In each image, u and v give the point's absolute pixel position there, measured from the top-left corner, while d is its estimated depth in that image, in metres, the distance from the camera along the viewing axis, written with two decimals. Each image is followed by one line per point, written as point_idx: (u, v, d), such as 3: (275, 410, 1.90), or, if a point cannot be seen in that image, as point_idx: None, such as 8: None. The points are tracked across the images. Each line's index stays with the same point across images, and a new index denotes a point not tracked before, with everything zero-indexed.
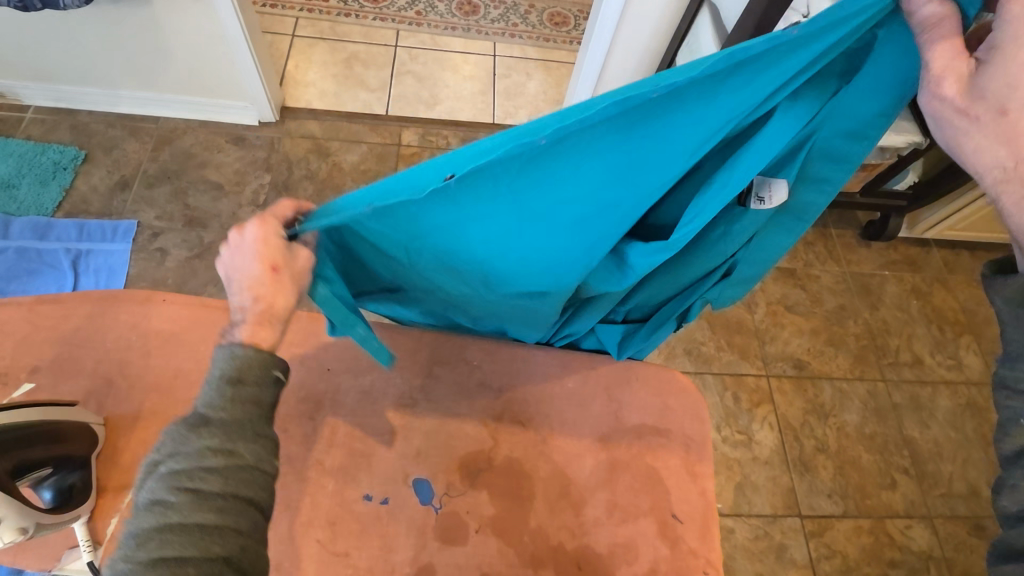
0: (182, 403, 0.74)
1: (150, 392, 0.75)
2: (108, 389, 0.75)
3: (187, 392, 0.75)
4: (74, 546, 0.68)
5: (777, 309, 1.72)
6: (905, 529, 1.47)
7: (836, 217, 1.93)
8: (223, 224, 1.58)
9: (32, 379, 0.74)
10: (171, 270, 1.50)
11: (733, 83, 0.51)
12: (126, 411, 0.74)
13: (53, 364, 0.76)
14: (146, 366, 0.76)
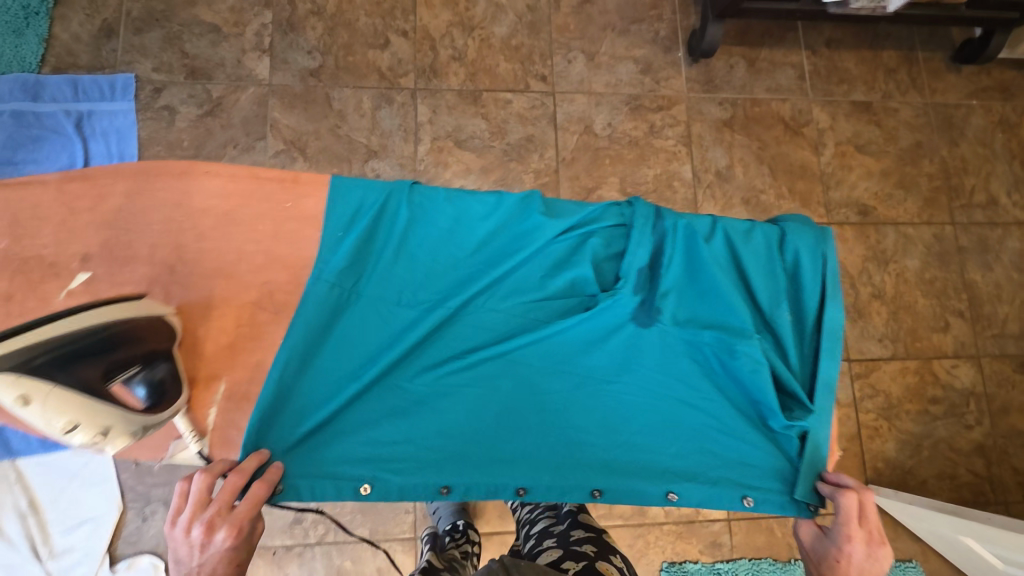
0: (253, 287, 0.79)
1: (216, 281, 0.78)
2: (171, 277, 0.77)
3: (247, 273, 0.79)
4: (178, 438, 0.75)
5: (847, 150, 1.57)
6: (951, 368, 1.49)
7: (927, 36, 1.66)
8: (230, 74, 1.40)
9: (84, 269, 0.75)
10: (183, 131, 1.36)
11: (716, 446, 0.83)
12: (196, 298, 0.77)
13: (102, 251, 0.76)
14: (202, 250, 0.78)
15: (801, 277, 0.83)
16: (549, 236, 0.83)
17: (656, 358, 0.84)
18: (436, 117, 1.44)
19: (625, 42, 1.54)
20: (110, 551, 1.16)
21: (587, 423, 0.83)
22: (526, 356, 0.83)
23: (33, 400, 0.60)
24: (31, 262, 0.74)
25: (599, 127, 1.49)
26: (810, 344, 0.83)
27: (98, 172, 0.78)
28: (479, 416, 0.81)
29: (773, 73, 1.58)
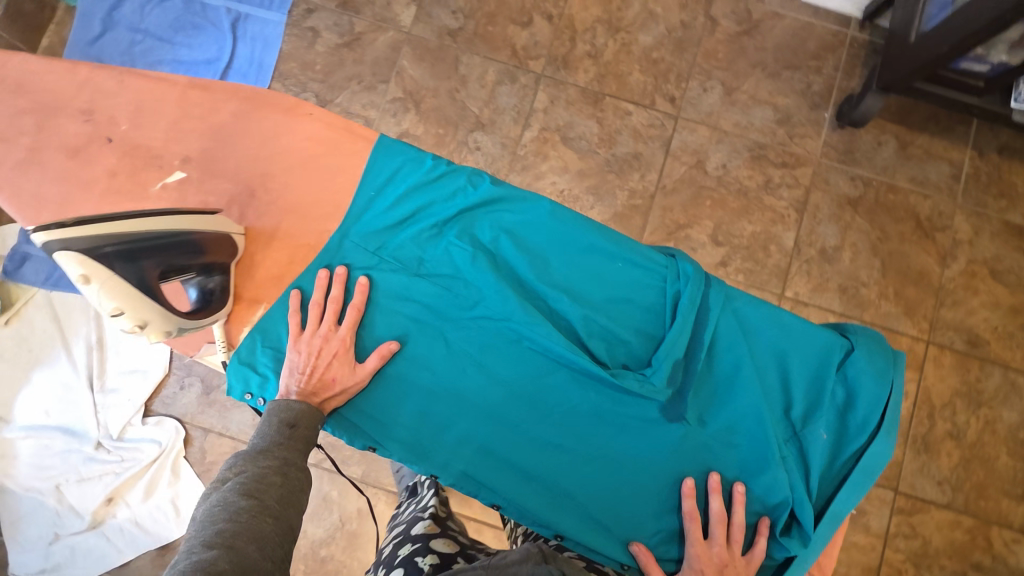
0: (318, 232, 0.84)
1: (286, 216, 0.85)
2: (249, 200, 0.84)
3: (320, 220, 0.84)
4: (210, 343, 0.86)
5: (978, 271, 1.40)
6: (1010, 542, 1.32)
7: None
8: (376, 13, 1.45)
9: (182, 169, 0.83)
10: (320, 55, 1.43)
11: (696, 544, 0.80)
12: (265, 225, 0.84)
13: (199, 158, 0.84)
14: (286, 184, 0.85)
15: (856, 403, 0.77)
16: (606, 272, 0.83)
17: (676, 433, 0.80)
18: (552, 108, 1.43)
19: (771, 86, 1.45)
20: (146, 405, 1.30)
21: (577, 470, 0.81)
22: (538, 381, 0.82)
23: (90, 279, 0.69)
24: (140, 150, 0.83)
25: (711, 165, 1.41)
26: (838, 472, 0.78)
27: (216, 85, 0.86)
28: (481, 424, 0.82)
29: (925, 164, 1.43)
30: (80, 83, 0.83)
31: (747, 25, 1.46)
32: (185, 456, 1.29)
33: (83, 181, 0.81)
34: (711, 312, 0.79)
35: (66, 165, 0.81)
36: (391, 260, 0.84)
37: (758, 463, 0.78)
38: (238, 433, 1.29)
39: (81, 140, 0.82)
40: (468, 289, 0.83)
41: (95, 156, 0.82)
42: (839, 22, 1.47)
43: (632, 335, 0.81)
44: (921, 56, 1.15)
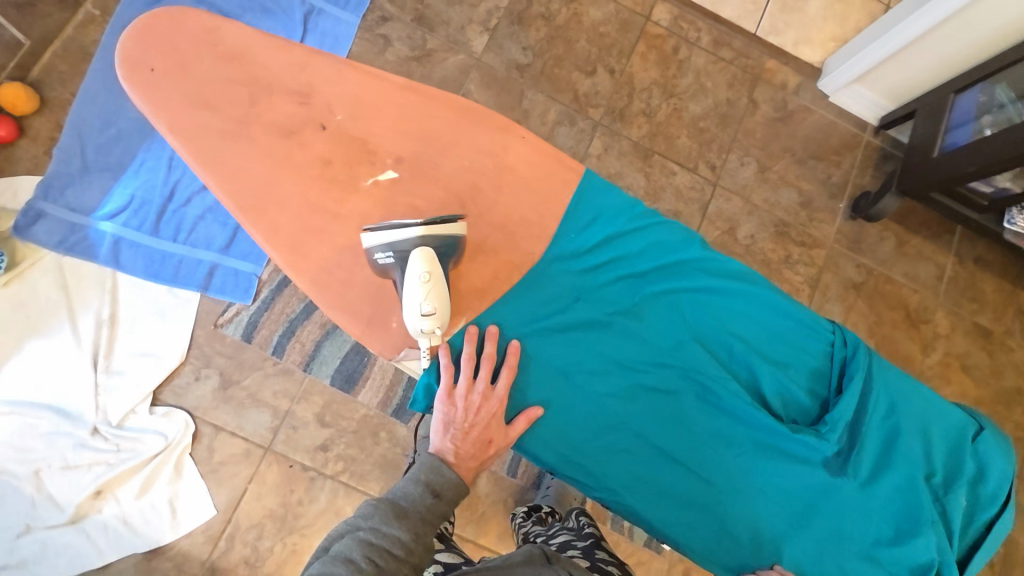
0: (523, 253, 0.88)
1: (494, 232, 0.87)
2: (460, 210, 0.86)
3: (526, 242, 0.88)
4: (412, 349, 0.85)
5: (952, 363, 1.58)
6: None
7: None
8: (450, 35, 1.48)
9: (394, 169, 0.85)
10: (389, 63, 1.44)
11: None
12: (472, 237, 0.87)
13: (412, 161, 0.86)
14: (409, 199, 0.84)
15: (987, 475, 0.87)
16: (778, 332, 0.92)
17: (835, 494, 0.86)
18: (605, 156, 1.50)
19: (799, 171, 1.59)
20: (154, 393, 1.20)
21: (738, 511, 0.87)
22: (711, 424, 0.89)
23: (425, 273, 0.77)
24: (356, 142, 0.85)
25: (741, 233, 1.53)
26: (969, 538, 0.87)
27: (433, 94, 0.89)
28: (658, 455, 0.88)
29: (916, 263, 1.61)
30: (300, 65, 0.86)
31: (783, 113, 1.61)
32: (190, 453, 1.19)
33: (295, 163, 0.83)
34: (874, 380, 0.88)
35: (279, 143, 0.83)
36: (587, 296, 0.90)
37: (909, 525, 0.84)
38: (252, 435, 1.22)
39: (295, 123, 0.84)
40: (655, 331, 0.90)
41: (306, 141, 0.84)
42: (858, 125, 1.63)
43: (802, 392, 0.90)
44: (949, 170, 1.31)
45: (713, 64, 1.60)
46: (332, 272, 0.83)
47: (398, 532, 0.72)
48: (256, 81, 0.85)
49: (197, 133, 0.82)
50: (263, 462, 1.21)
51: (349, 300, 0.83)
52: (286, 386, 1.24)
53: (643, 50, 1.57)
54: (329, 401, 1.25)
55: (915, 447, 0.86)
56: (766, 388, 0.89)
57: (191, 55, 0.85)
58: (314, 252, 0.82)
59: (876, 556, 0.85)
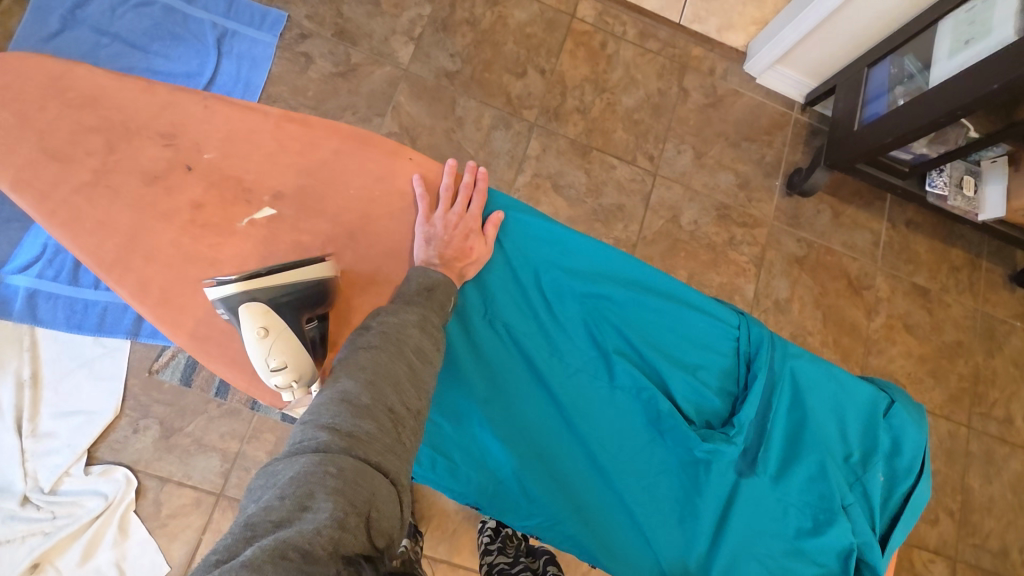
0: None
1: (387, 259, 0.82)
2: (348, 242, 0.81)
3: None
4: None
5: (895, 324, 1.63)
6: (927, 562, 1.50)
7: (995, 249, 1.73)
8: (374, 47, 1.44)
9: (272, 206, 0.80)
10: (313, 81, 1.39)
11: None
12: (363, 269, 0.81)
13: (295, 195, 0.81)
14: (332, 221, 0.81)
15: (901, 450, 0.87)
16: (680, 334, 0.92)
17: (747, 492, 0.86)
18: (544, 156, 1.49)
19: (733, 154, 1.62)
20: (89, 451, 1.12)
21: (655, 521, 0.88)
22: (619, 435, 0.89)
23: (262, 325, 0.67)
24: (229, 181, 0.79)
25: (685, 220, 1.55)
26: (890, 511, 0.87)
27: (316, 122, 0.85)
28: (570, 473, 0.90)
29: (853, 232, 1.66)
30: (162, 105, 0.80)
31: (713, 98, 1.64)
32: (136, 509, 1.12)
33: (162, 210, 0.77)
34: (778, 371, 0.88)
35: (141, 192, 0.77)
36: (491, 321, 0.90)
37: (825, 515, 0.85)
38: (201, 482, 1.15)
39: (160, 166, 0.78)
40: (559, 348, 0.90)
41: (179, 185, 0.78)
42: (786, 104, 1.68)
43: (712, 393, 0.90)
44: (869, 143, 1.36)
45: (641, 56, 1.62)
46: (213, 322, 0.76)
47: (354, 399, 0.58)
48: (113, 126, 0.78)
49: (48, 191, 0.75)
50: (216, 509, 1.15)
51: (234, 350, 0.76)
52: (233, 427, 1.18)
53: (571, 47, 1.57)
54: (282, 436, 1.19)
55: (825, 433, 0.87)
56: (675, 393, 0.89)
57: (76, 89, 0.78)
58: (192, 304, 0.76)
59: (800, 550, 0.85)
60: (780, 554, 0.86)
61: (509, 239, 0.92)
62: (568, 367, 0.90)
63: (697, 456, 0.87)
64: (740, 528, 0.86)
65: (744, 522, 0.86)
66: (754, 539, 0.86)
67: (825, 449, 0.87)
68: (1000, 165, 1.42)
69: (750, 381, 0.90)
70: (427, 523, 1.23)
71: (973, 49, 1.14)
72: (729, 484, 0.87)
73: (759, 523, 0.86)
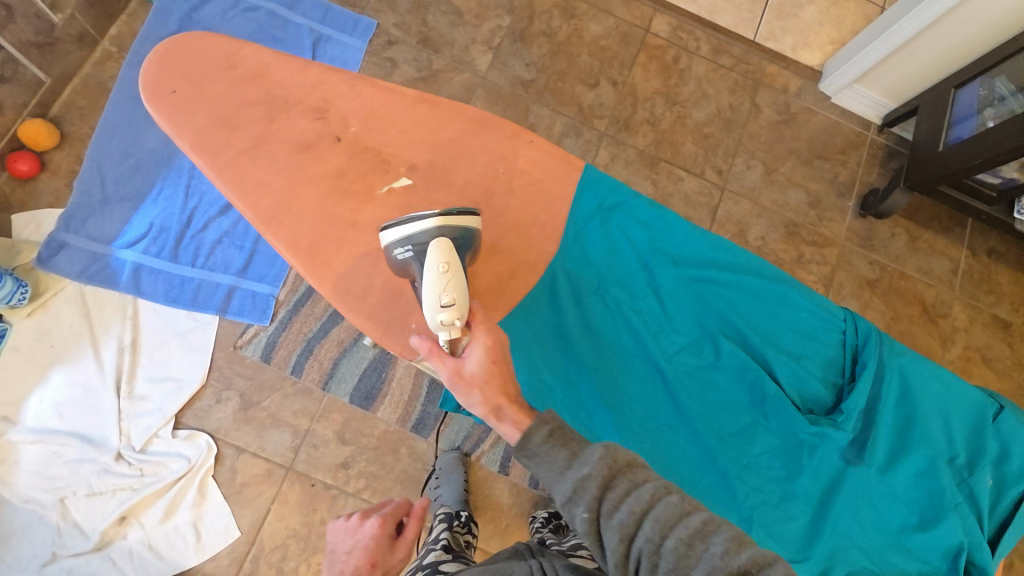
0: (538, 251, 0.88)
1: (507, 231, 0.86)
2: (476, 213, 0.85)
3: (539, 241, 0.89)
4: None
5: (973, 357, 1.56)
6: None
7: None
8: (455, 55, 1.51)
9: (409, 176, 0.85)
10: (397, 85, 1.47)
11: None
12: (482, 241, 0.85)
13: (427, 167, 0.86)
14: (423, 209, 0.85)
15: (1013, 456, 0.86)
16: (787, 322, 0.93)
17: (850, 479, 0.87)
18: (612, 165, 1.51)
19: (805, 171, 1.60)
20: (175, 416, 1.21)
21: (755, 502, 0.89)
22: (720, 414, 0.92)
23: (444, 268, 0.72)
24: (370, 152, 0.86)
25: (752, 235, 1.53)
26: (999, 518, 0.85)
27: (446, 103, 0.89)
28: (671, 447, 0.92)
29: (930, 257, 1.60)
30: (315, 82, 0.87)
31: (786, 115, 1.63)
32: (214, 475, 1.19)
33: (310, 174, 0.84)
34: (888, 365, 0.88)
35: (268, 166, 0.84)
36: (601, 295, 0.94)
37: (933, 512, 0.84)
38: (274, 455, 1.22)
39: (312, 136, 0.85)
40: (664, 326, 0.94)
41: (309, 160, 0.84)
42: (861, 124, 1.65)
43: (816, 381, 0.92)
44: (950, 166, 1.33)
45: (713, 71, 1.62)
46: (352, 278, 0.82)
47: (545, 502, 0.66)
48: (274, 100, 0.86)
49: (186, 161, 0.85)
50: (285, 482, 1.21)
51: (370, 306, 0.81)
52: (305, 406, 1.24)
53: (644, 61, 1.60)
54: (349, 418, 1.25)
55: (934, 430, 0.86)
56: (780, 378, 0.90)
57: (205, 78, 0.87)
58: (336, 262, 0.82)
59: (903, 543, 0.85)
60: (882, 546, 0.86)
61: (620, 219, 0.94)
62: (673, 345, 0.94)
63: (801, 441, 0.89)
64: (842, 516, 0.86)
65: (845, 511, 0.86)
66: (856, 529, 0.86)
67: (936, 446, 0.86)
68: None
69: (855, 373, 0.91)
70: (482, 515, 1.24)
71: None
72: (831, 472, 0.88)
73: (861, 514, 0.86)
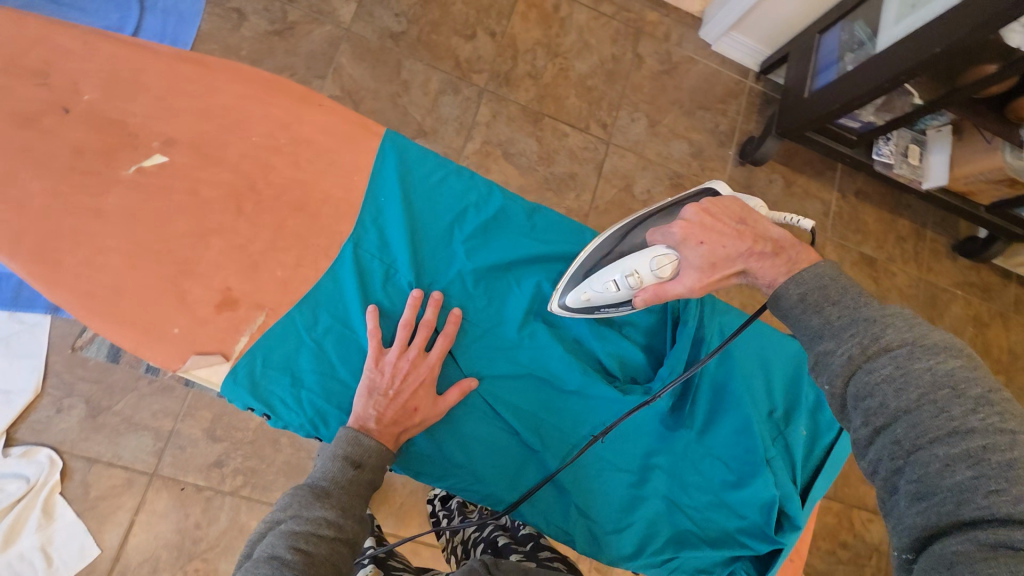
0: (329, 234, 0.79)
1: (292, 213, 0.78)
2: (249, 193, 0.77)
3: (333, 221, 0.79)
4: (200, 353, 0.72)
5: None
6: (866, 521, 1.54)
7: (939, 220, 1.78)
8: (312, 4, 1.36)
9: (163, 153, 0.75)
10: (246, 39, 1.31)
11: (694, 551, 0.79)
12: (267, 222, 0.77)
13: (188, 142, 0.76)
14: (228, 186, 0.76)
15: (823, 405, 0.85)
16: None
17: (668, 440, 0.82)
18: (494, 123, 1.44)
19: (687, 122, 1.60)
20: (8, 433, 1.06)
21: (575, 478, 0.81)
22: (536, 391, 0.82)
23: (589, 296, 0.80)
24: (113, 125, 0.75)
25: (638, 189, 1.53)
26: (812, 465, 0.84)
27: (215, 63, 0.81)
28: (482, 431, 0.80)
29: (804, 201, 1.67)
30: (32, 39, 0.75)
31: (668, 65, 1.61)
32: (61, 492, 1.07)
33: (38, 156, 0.71)
34: (706, 325, 0.85)
35: (18, 136, 0.71)
36: (392, 264, 0.80)
37: (748, 467, 0.79)
38: (133, 462, 1.11)
39: (33, 107, 0.73)
40: (468, 301, 0.82)
41: (52, 128, 0.73)
42: (740, 72, 1.66)
43: (634, 347, 0.86)
44: (815, 111, 1.36)
45: (595, 20, 1.57)
46: (95, 278, 0.70)
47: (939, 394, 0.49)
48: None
49: None
50: (149, 490, 1.11)
51: (119, 308, 0.70)
52: (166, 405, 1.14)
53: (523, 9, 1.51)
54: (219, 413, 1.16)
55: (751, 386, 0.82)
56: (599, 348, 0.84)
57: None
58: (70, 259, 0.70)
59: (724, 501, 0.80)
60: (701, 505, 0.80)
61: (432, 181, 0.85)
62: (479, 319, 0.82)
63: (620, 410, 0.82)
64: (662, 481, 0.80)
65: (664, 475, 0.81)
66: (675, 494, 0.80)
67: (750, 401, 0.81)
68: (945, 134, 1.46)
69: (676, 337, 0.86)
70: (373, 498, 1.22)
71: (918, 13, 1.14)
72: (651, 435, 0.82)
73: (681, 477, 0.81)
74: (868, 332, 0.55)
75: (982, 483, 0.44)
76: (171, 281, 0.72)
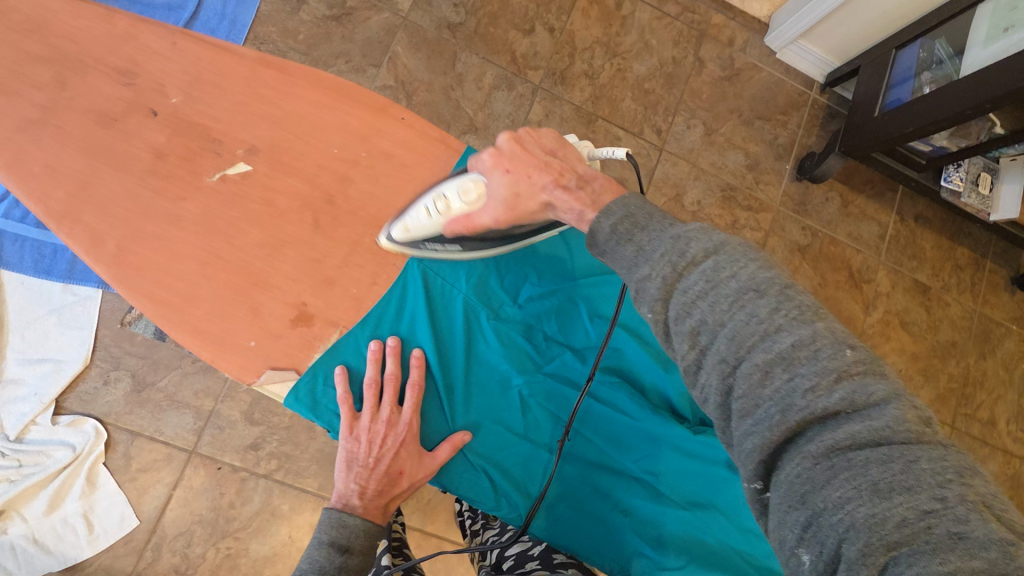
0: (403, 253, 0.79)
1: (369, 229, 0.78)
2: (328, 207, 0.76)
3: None
4: (274, 368, 0.72)
5: (892, 321, 1.60)
6: None
7: (1001, 251, 1.69)
8: None
9: (247, 161, 0.74)
10: (304, 23, 1.30)
11: None
12: (342, 237, 0.76)
13: (268, 150, 0.76)
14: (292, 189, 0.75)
15: None
16: None
17: (728, 484, 0.76)
18: (546, 122, 1.41)
19: (745, 133, 1.54)
20: (57, 402, 1.09)
21: (627, 509, 0.79)
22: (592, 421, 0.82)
23: (408, 229, 0.75)
24: (196, 129, 0.74)
25: (687, 200, 1.48)
26: None
27: (297, 71, 0.79)
28: (536, 456, 0.80)
29: (860, 223, 1.61)
30: (121, 36, 0.75)
31: (730, 72, 1.55)
32: (105, 462, 1.10)
33: (102, 148, 0.71)
34: None
35: (95, 133, 0.71)
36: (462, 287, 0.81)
37: None
38: (173, 439, 1.13)
39: (119, 108, 0.73)
40: (534, 328, 0.83)
41: (136, 129, 0.72)
42: (804, 83, 1.59)
43: None
44: (884, 133, 1.30)
45: (657, 20, 1.51)
46: (171, 283, 0.70)
47: (758, 308, 0.47)
48: (63, 57, 0.73)
49: None
50: (188, 466, 1.13)
51: (195, 318, 0.70)
52: (208, 386, 1.15)
53: (584, 6, 1.47)
54: (257, 397, 1.17)
55: None
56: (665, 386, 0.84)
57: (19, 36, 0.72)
58: (149, 265, 0.70)
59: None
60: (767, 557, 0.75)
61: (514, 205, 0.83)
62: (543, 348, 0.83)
63: (681, 447, 0.79)
64: (720, 527, 0.76)
65: (725, 522, 0.76)
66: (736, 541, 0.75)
67: None
68: (1021, 163, 1.37)
69: None
70: None
71: (1009, 39, 1.07)
72: (713, 476, 0.77)
73: (744, 526, 0.75)
74: (675, 248, 0.53)
75: (800, 386, 0.44)
76: (245, 292, 0.72)
